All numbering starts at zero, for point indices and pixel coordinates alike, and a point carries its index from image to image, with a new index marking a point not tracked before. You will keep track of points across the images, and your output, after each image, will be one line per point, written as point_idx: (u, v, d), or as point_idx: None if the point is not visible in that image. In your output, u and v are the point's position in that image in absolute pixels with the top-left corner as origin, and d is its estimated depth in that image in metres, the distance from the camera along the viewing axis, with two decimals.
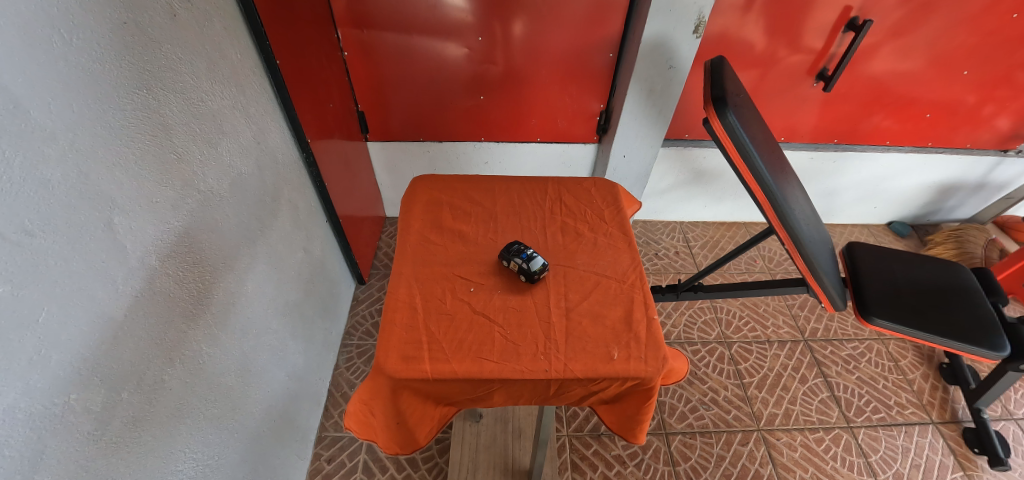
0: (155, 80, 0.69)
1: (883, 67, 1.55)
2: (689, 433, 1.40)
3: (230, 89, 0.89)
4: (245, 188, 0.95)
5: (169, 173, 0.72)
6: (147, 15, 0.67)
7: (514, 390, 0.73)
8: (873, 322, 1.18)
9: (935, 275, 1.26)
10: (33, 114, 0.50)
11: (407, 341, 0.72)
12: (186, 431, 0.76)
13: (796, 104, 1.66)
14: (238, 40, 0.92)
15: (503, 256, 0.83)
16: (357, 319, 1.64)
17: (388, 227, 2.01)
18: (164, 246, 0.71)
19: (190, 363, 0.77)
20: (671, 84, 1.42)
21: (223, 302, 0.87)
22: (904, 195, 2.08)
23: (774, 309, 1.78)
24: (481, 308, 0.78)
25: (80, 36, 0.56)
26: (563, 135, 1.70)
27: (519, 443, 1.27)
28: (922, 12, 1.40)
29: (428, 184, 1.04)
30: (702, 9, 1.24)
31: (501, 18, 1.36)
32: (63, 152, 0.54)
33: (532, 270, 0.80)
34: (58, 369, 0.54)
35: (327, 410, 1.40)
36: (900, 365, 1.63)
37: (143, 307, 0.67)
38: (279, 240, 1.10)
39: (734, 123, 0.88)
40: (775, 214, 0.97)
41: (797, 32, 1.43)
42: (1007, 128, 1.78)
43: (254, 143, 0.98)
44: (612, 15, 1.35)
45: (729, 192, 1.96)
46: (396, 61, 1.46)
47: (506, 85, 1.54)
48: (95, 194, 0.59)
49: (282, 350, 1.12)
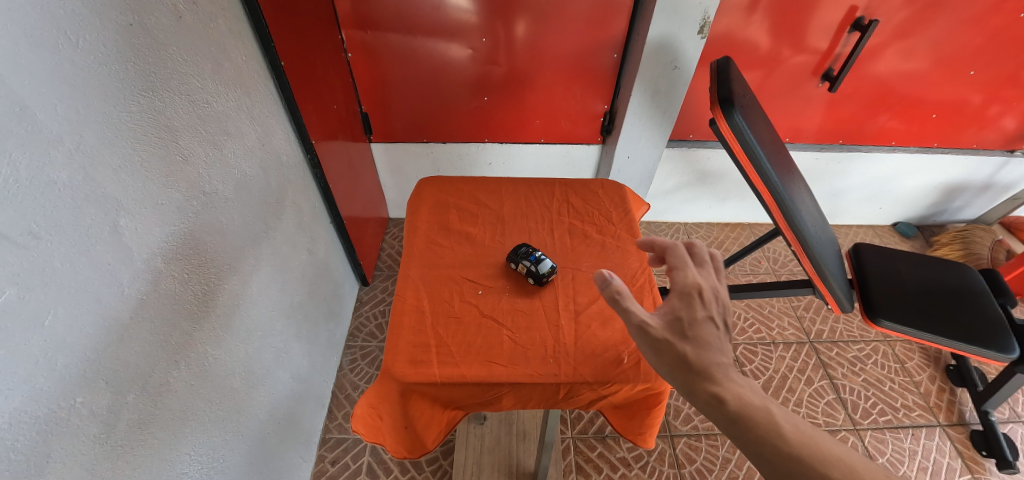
0: (159, 82, 0.69)
1: (889, 67, 1.54)
2: (693, 435, 1.39)
3: (235, 90, 0.89)
4: (250, 190, 0.94)
5: (173, 175, 0.72)
6: (152, 17, 0.67)
7: (524, 394, 0.72)
8: (879, 323, 1.17)
9: (944, 276, 1.25)
10: (38, 116, 0.50)
11: (414, 345, 0.72)
12: (192, 433, 0.76)
13: (801, 104, 1.65)
14: (242, 42, 0.91)
15: (511, 258, 0.83)
16: (360, 320, 1.64)
17: (391, 228, 2.00)
18: (169, 249, 0.71)
19: (195, 366, 0.77)
20: (676, 84, 1.42)
21: (228, 305, 0.86)
22: (910, 195, 2.07)
23: (779, 311, 1.77)
24: (488, 311, 0.78)
25: (85, 37, 0.56)
26: (567, 135, 1.70)
27: (522, 446, 1.27)
28: (928, 12, 1.39)
29: (435, 186, 1.03)
30: (707, 9, 1.24)
31: (504, 19, 1.35)
32: (69, 155, 0.54)
33: (541, 272, 0.79)
34: (63, 372, 0.54)
35: (330, 412, 1.39)
36: (907, 367, 1.62)
37: (148, 310, 0.67)
38: (284, 242, 1.10)
39: (742, 125, 0.87)
40: (782, 215, 0.96)
41: (802, 32, 1.43)
42: (1013, 128, 1.76)
43: (259, 144, 0.98)
44: (615, 15, 1.35)
45: (733, 193, 1.95)
46: (400, 62, 1.46)
47: (509, 86, 1.53)
48: (99, 196, 0.58)
49: (286, 352, 1.12)
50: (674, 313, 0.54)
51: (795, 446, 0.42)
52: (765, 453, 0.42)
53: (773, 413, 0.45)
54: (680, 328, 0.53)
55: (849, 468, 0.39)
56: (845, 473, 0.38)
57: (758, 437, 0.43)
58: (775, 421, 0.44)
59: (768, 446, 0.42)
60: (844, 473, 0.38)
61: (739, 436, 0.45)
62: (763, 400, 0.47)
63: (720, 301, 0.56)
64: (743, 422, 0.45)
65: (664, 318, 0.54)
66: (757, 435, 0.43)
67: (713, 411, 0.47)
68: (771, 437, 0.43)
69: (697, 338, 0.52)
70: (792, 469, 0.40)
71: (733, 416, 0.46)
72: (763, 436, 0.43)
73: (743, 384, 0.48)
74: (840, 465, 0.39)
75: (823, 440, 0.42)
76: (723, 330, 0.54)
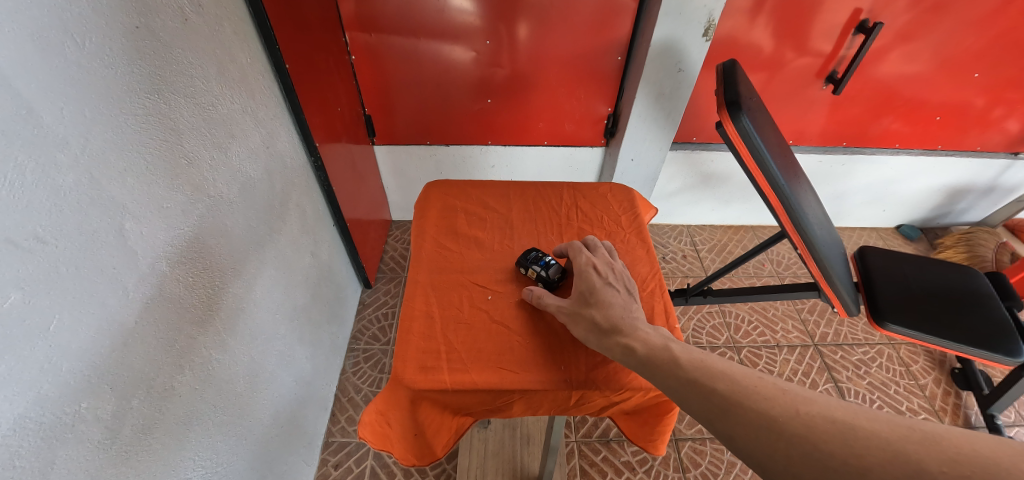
0: (166, 85, 0.69)
1: (893, 69, 1.54)
2: (698, 439, 1.39)
3: (240, 93, 0.89)
4: (254, 193, 0.94)
5: (179, 177, 0.72)
6: (159, 19, 0.67)
7: (534, 401, 0.71)
8: (886, 327, 1.16)
9: (950, 279, 1.25)
10: (44, 119, 0.50)
11: (423, 351, 0.71)
12: (195, 439, 0.75)
13: (805, 107, 1.65)
14: (247, 44, 0.91)
15: (521, 263, 0.82)
16: (363, 323, 1.63)
17: (394, 230, 2.00)
18: (174, 252, 0.70)
19: (199, 370, 0.76)
20: (680, 87, 1.41)
21: (232, 308, 0.86)
22: (914, 198, 2.06)
23: (783, 314, 1.76)
24: (498, 317, 0.77)
25: (92, 39, 0.56)
26: (571, 138, 1.70)
27: (527, 450, 1.26)
28: (931, 15, 1.39)
29: (441, 190, 1.03)
30: (712, 12, 1.23)
31: (508, 21, 1.35)
32: (75, 158, 0.54)
33: (551, 277, 0.79)
34: (68, 377, 0.53)
35: (333, 415, 1.38)
36: (912, 370, 1.61)
37: (153, 314, 0.66)
38: (288, 244, 1.09)
39: (749, 127, 0.86)
40: (789, 218, 0.96)
41: (806, 34, 1.42)
42: (1016, 131, 1.76)
43: (263, 147, 0.97)
44: (619, 18, 1.34)
45: (737, 195, 1.95)
46: (403, 65, 1.45)
47: (512, 88, 1.53)
48: (105, 200, 0.58)
49: (290, 355, 1.11)
50: (579, 290, 0.70)
51: (688, 368, 0.52)
52: (667, 379, 0.52)
53: (669, 347, 0.56)
54: (585, 299, 0.68)
55: (723, 373, 0.49)
56: (726, 381, 0.48)
57: (661, 369, 0.54)
58: (669, 352, 0.55)
59: (669, 375, 0.53)
60: (726, 383, 0.48)
61: (649, 373, 0.55)
62: (662, 341, 0.58)
63: (614, 273, 0.72)
64: (647, 360, 0.56)
65: (574, 297, 0.70)
66: (659, 368, 0.54)
67: (625, 359, 0.58)
68: (670, 366, 0.53)
69: (600, 303, 0.67)
70: (688, 385, 0.50)
71: (640, 357, 0.57)
72: (663, 367, 0.54)
73: (644, 330, 0.60)
74: (722, 377, 0.49)
75: (708, 359, 0.52)
76: (621, 293, 0.69)
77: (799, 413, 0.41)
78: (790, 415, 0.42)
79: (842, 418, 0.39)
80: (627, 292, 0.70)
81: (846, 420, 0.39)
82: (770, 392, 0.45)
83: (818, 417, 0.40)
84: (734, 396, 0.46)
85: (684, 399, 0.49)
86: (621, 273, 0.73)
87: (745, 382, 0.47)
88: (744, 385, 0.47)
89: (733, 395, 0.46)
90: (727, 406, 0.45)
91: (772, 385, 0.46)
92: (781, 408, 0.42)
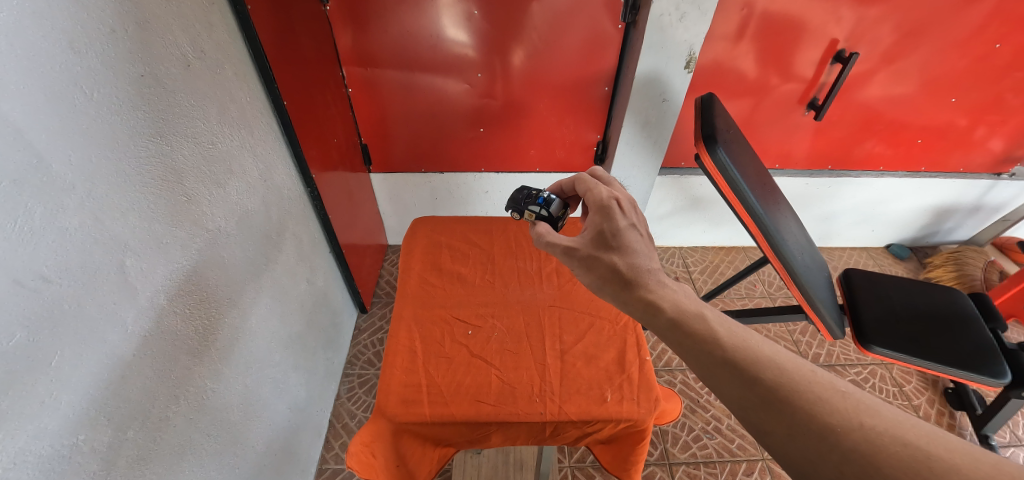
0: (168, 127, 0.73)
1: (875, 93, 1.59)
2: (692, 463, 1.39)
3: (238, 130, 0.93)
4: (251, 225, 0.97)
5: (178, 213, 0.75)
6: (162, 67, 0.71)
7: (511, 433, 0.73)
8: (872, 349, 1.17)
9: (934, 300, 1.27)
10: (54, 167, 0.54)
11: (406, 385, 0.74)
12: (188, 467, 0.76)
13: (790, 131, 1.70)
14: (247, 84, 0.96)
15: (516, 206, 0.85)
16: (357, 348, 1.65)
17: (389, 255, 2.04)
18: (173, 285, 0.74)
19: (194, 400, 0.78)
20: (665, 116, 1.46)
21: (228, 338, 0.88)
22: (902, 218, 2.09)
23: (775, 335, 1.77)
24: (478, 351, 0.80)
25: (100, 90, 0.60)
26: (563, 164, 1.74)
27: (519, 475, 1.26)
28: (906, 43, 1.45)
29: (428, 226, 1.06)
30: (693, 45, 1.29)
31: (501, 52, 1.41)
32: (80, 202, 0.57)
33: (554, 214, 0.83)
34: (68, 411, 0.56)
35: (327, 442, 1.39)
36: (905, 390, 1.61)
37: (150, 348, 0.69)
38: (284, 274, 1.13)
39: (725, 160, 0.90)
40: (769, 245, 0.98)
41: (787, 62, 1.48)
42: (1000, 150, 1.80)
43: (261, 180, 1.01)
44: (605, 50, 1.40)
45: (727, 217, 1.99)
46: (399, 96, 1.51)
47: (505, 118, 1.59)
48: (107, 239, 0.61)
49: (285, 382, 1.13)
50: (599, 230, 0.69)
51: (727, 348, 0.52)
52: (700, 354, 0.53)
53: (704, 315, 0.57)
54: (606, 242, 0.68)
55: (771, 360, 0.49)
56: (774, 371, 0.48)
57: (693, 338, 0.55)
58: (707, 325, 0.55)
59: (704, 349, 0.53)
60: (774, 373, 0.48)
61: (674, 333, 0.57)
62: (694, 307, 0.59)
63: (633, 213, 0.72)
64: (676, 324, 0.57)
65: (593, 237, 0.69)
66: (692, 335, 0.55)
67: (650, 316, 0.61)
68: (704, 338, 0.54)
69: (622, 249, 0.67)
70: (722, 368, 0.50)
71: (666, 316, 0.59)
72: (699, 339, 0.54)
73: (668, 288, 0.62)
74: (770, 366, 0.49)
75: (750, 340, 0.52)
76: (642, 237, 0.69)
77: (864, 426, 0.42)
78: (853, 428, 0.42)
79: (917, 443, 0.39)
80: (645, 236, 0.70)
81: (919, 445, 0.39)
82: (830, 395, 0.45)
83: (886, 435, 0.41)
84: (782, 390, 0.46)
85: (716, 383, 0.50)
86: (639, 214, 0.73)
87: (797, 375, 0.47)
88: (793, 379, 0.47)
89: (780, 388, 0.47)
90: (772, 399, 0.46)
91: (829, 385, 0.46)
92: (843, 418, 0.42)
